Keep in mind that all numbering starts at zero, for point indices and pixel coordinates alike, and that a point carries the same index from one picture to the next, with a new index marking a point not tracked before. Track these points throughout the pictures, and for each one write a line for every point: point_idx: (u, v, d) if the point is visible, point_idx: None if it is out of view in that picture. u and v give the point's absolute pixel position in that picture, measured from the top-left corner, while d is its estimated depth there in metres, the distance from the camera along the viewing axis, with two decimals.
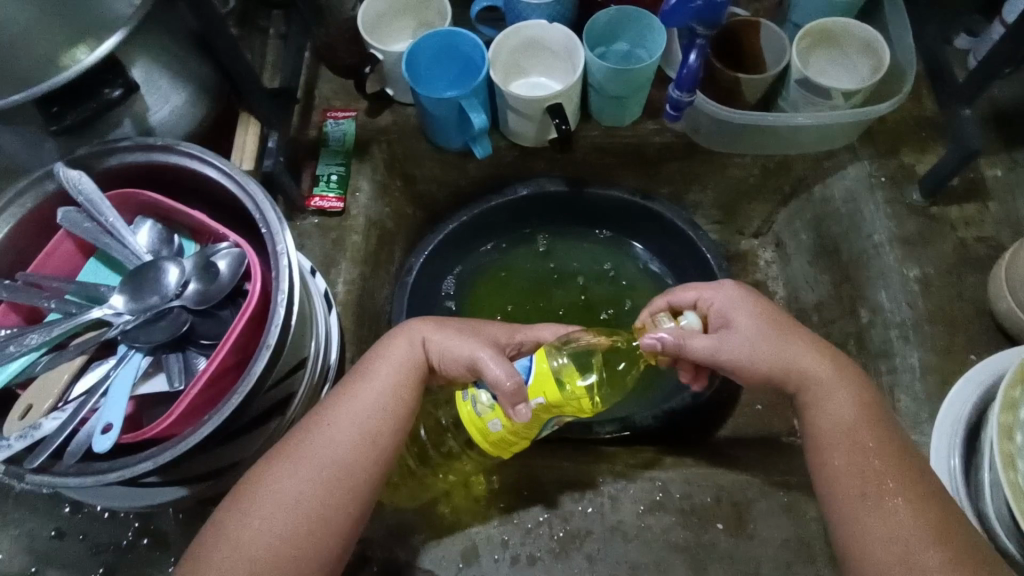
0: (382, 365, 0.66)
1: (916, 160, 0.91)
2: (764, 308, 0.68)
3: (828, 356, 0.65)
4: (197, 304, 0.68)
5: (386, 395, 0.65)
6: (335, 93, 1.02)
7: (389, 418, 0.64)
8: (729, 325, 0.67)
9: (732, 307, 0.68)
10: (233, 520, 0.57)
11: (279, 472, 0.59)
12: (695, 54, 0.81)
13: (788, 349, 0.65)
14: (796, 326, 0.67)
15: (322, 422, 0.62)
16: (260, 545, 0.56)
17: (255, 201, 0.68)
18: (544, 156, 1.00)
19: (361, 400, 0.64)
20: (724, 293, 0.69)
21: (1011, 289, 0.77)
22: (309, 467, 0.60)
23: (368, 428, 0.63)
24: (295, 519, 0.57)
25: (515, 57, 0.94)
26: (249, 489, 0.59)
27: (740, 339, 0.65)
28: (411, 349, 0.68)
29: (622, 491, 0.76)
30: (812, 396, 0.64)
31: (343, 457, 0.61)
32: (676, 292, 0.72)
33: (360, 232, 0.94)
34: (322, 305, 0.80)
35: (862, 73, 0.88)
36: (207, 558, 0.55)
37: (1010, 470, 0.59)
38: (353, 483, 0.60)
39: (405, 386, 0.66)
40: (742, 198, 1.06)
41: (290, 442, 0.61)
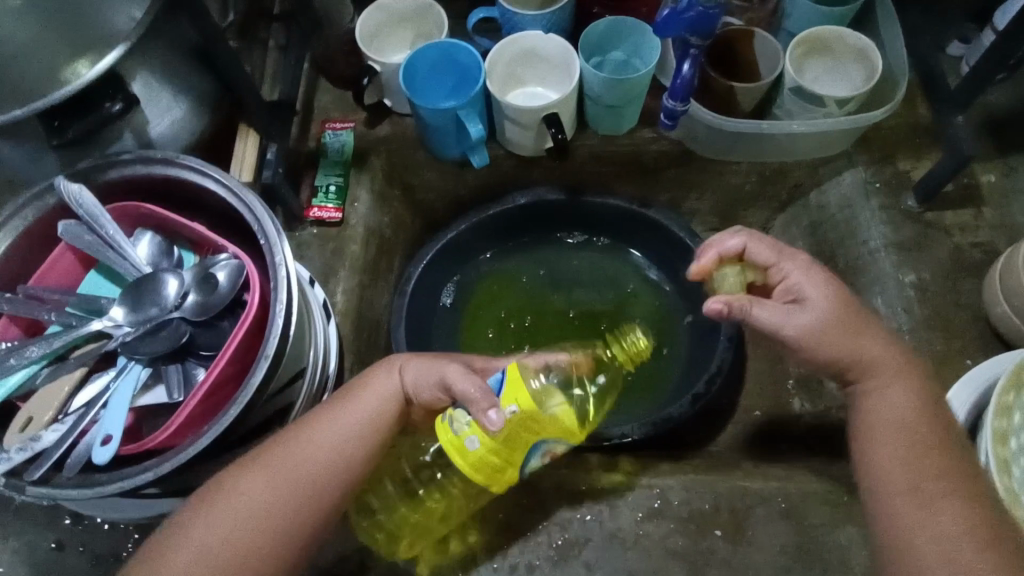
0: (348, 402, 0.65)
1: (911, 166, 0.92)
2: (845, 297, 0.65)
3: (891, 349, 0.64)
4: (197, 315, 0.68)
5: (364, 425, 0.64)
6: (334, 105, 1.03)
7: (356, 457, 0.63)
8: (800, 300, 0.65)
9: (807, 282, 0.65)
10: (168, 550, 0.56)
11: (241, 485, 0.59)
12: (689, 64, 0.81)
13: (857, 343, 0.63)
14: (865, 320, 0.64)
15: (284, 450, 0.61)
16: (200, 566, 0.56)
17: (254, 213, 0.69)
18: (541, 164, 1.01)
19: (316, 435, 0.62)
20: (800, 268, 0.66)
21: (1006, 295, 0.77)
22: (278, 481, 0.60)
23: (323, 465, 0.61)
24: (246, 537, 0.58)
25: (511, 68, 0.95)
26: (208, 498, 0.59)
27: (805, 318, 0.63)
28: (392, 380, 0.66)
29: (621, 498, 0.77)
30: (868, 389, 0.63)
31: (290, 493, 0.60)
32: (734, 234, 0.70)
33: (359, 242, 0.95)
34: (321, 315, 0.83)
35: (856, 79, 0.88)
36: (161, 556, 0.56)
37: (1005, 476, 0.57)
38: (313, 513, 0.60)
39: (382, 422, 0.65)
40: (739, 204, 1.07)
41: (244, 467, 0.60)
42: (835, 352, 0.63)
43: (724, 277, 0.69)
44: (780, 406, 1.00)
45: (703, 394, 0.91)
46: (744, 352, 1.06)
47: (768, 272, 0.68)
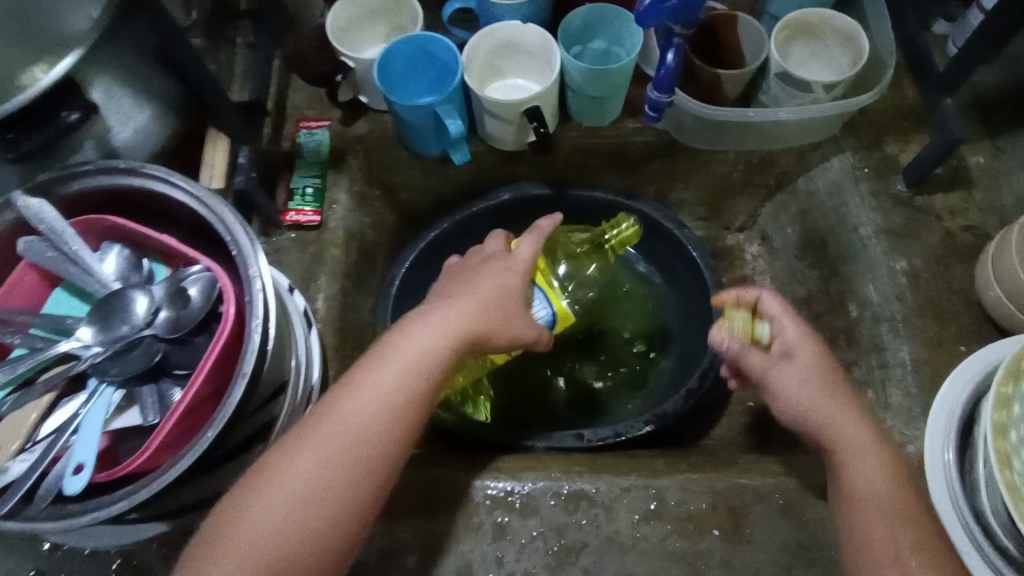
0: (396, 349, 0.62)
1: (900, 150, 0.90)
2: (828, 362, 0.66)
3: (865, 420, 0.63)
4: (170, 332, 0.66)
5: (406, 380, 0.61)
6: (308, 103, 0.99)
7: (402, 413, 0.60)
8: (788, 354, 0.67)
9: (802, 343, 0.67)
10: (249, 510, 0.55)
11: (289, 462, 0.56)
12: (673, 54, 0.78)
13: (829, 408, 0.64)
14: (845, 387, 0.65)
15: (326, 419, 0.58)
16: (262, 546, 0.53)
17: (225, 223, 0.67)
18: (524, 158, 0.98)
19: (369, 386, 0.60)
20: (795, 328, 0.68)
21: (999, 279, 0.76)
22: (325, 449, 0.57)
23: (377, 415, 0.59)
24: (304, 509, 0.55)
25: (490, 60, 0.92)
26: (256, 480, 0.56)
27: (787, 375, 0.66)
28: (432, 329, 0.63)
29: (616, 500, 0.75)
30: (844, 457, 0.62)
31: (350, 446, 0.57)
32: (772, 293, 0.70)
33: (339, 245, 0.92)
34: (302, 324, 0.80)
35: (842, 63, 0.87)
36: (220, 544, 0.53)
37: (1006, 470, 0.55)
38: (369, 475, 0.58)
39: (428, 371, 0.61)
40: (726, 193, 1.05)
41: (290, 444, 0.57)
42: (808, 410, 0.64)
43: (733, 317, 0.70)
44: None
45: (696, 389, 0.90)
46: None
47: (773, 325, 0.69)
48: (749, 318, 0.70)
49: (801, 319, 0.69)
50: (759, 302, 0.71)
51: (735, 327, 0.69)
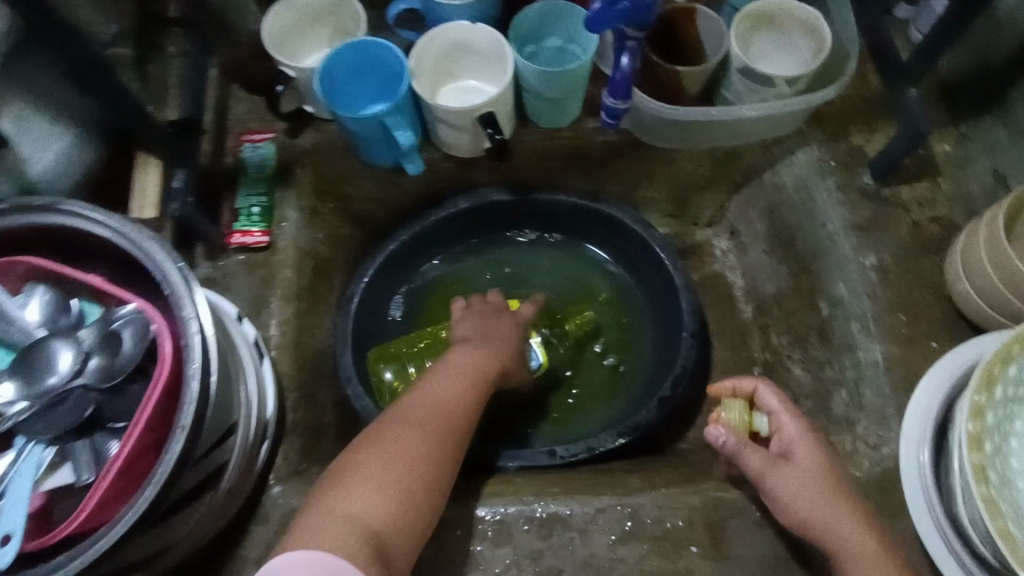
0: (449, 363, 0.75)
1: (865, 141, 0.88)
2: (831, 465, 0.65)
3: (870, 530, 0.62)
4: (102, 381, 0.61)
5: (455, 387, 0.71)
6: (250, 114, 0.93)
7: (458, 410, 0.69)
8: (787, 456, 0.66)
9: (801, 441, 0.67)
10: (342, 492, 0.59)
11: (373, 447, 0.62)
12: (627, 58, 0.74)
13: (828, 513, 0.62)
14: (849, 493, 0.64)
15: (396, 416, 0.66)
16: (365, 515, 0.57)
17: (154, 260, 0.62)
18: (482, 164, 0.94)
19: (435, 391, 0.70)
20: (793, 428, 0.67)
21: (967, 273, 0.74)
22: (406, 432, 0.64)
23: (445, 414, 0.68)
24: (399, 481, 0.60)
25: (440, 63, 0.87)
26: (346, 467, 0.61)
27: (789, 477, 0.64)
28: (468, 349, 0.78)
29: (591, 522, 0.73)
30: (848, 564, 0.61)
31: (432, 434, 0.65)
32: (767, 388, 0.71)
33: (290, 266, 0.87)
34: (251, 355, 0.76)
35: (804, 55, 0.84)
36: (323, 521, 0.56)
37: (981, 483, 0.54)
38: (445, 454, 0.64)
39: (470, 382, 0.73)
40: (692, 189, 1.02)
41: (369, 436, 0.64)
42: (807, 515, 0.63)
43: (730, 409, 0.70)
44: None
45: (669, 396, 0.88)
46: (708, 342, 1.03)
47: (770, 420, 0.69)
48: (747, 410, 0.71)
49: (800, 414, 0.69)
50: (755, 394, 0.71)
51: (730, 420, 0.69)
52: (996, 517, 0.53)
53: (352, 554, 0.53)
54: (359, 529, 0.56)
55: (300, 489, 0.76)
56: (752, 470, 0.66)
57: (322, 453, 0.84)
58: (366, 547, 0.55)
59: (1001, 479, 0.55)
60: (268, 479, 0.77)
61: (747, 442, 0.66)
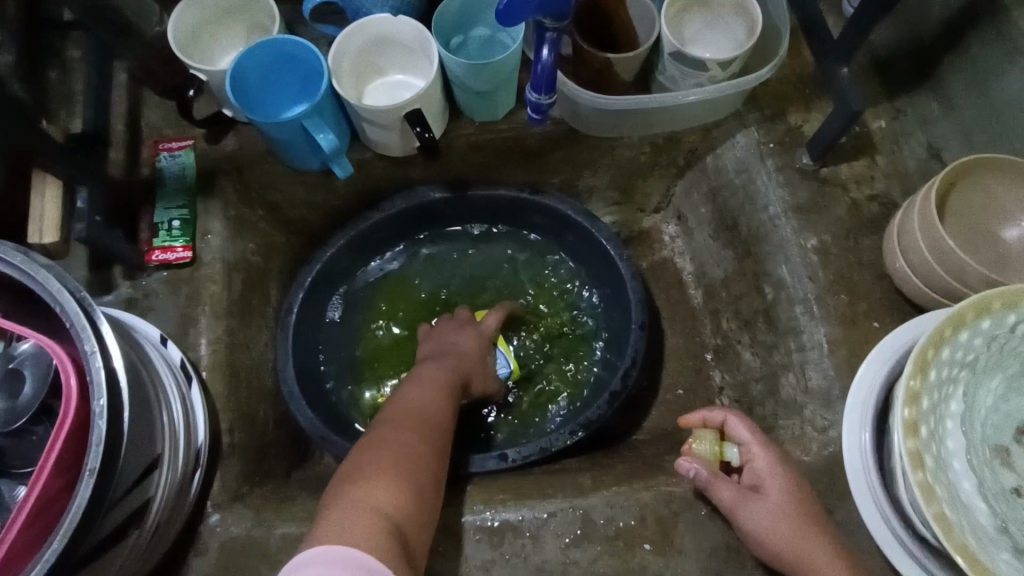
0: (420, 375, 0.77)
1: (802, 120, 0.87)
2: (802, 493, 0.65)
3: (842, 559, 0.62)
4: (2, 426, 0.57)
5: (433, 394, 0.73)
6: (165, 121, 0.88)
7: (441, 413, 0.71)
8: (758, 488, 0.66)
9: (772, 473, 0.67)
10: (356, 489, 0.58)
11: (375, 448, 0.63)
12: (548, 50, 0.71)
13: (804, 547, 0.62)
14: (820, 521, 0.64)
15: (386, 422, 0.67)
16: (382, 508, 0.57)
17: (50, 292, 0.57)
18: (417, 162, 0.90)
19: (417, 399, 0.72)
20: (765, 461, 0.67)
21: (904, 251, 0.74)
22: (402, 432, 0.65)
23: (432, 418, 0.69)
24: (408, 474, 0.61)
25: (363, 59, 0.83)
26: (352, 470, 0.61)
27: (760, 507, 0.64)
28: (437, 362, 0.81)
29: (543, 528, 0.71)
30: None
31: (425, 434, 0.66)
32: (737, 420, 0.71)
33: (218, 281, 0.82)
34: (178, 379, 0.72)
35: (738, 34, 0.82)
36: (344, 517, 0.55)
37: (918, 470, 0.53)
38: (439, 453, 0.66)
39: (443, 390, 0.75)
40: (635, 176, 1.01)
41: (366, 442, 0.64)
42: (783, 549, 0.62)
43: (700, 440, 0.70)
44: (700, 381, 0.98)
45: (619, 391, 0.86)
46: (659, 330, 1.03)
47: (741, 451, 0.70)
48: (717, 440, 0.71)
49: (771, 446, 0.69)
50: (726, 426, 0.72)
51: (701, 451, 0.70)
52: (932, 503, 0.52)
53: (379, 541, 0.52)
54: (382, 520, 0.55)
55: (240, 514, 0.73)
56: (724, 502, 0.66)
57: (266, 474, 0.81)
58: (391, 537, 0.54)
59: (937, 463, 0.55)
60: (205, 507, 0.73)
61: (718, 475, 0.67)
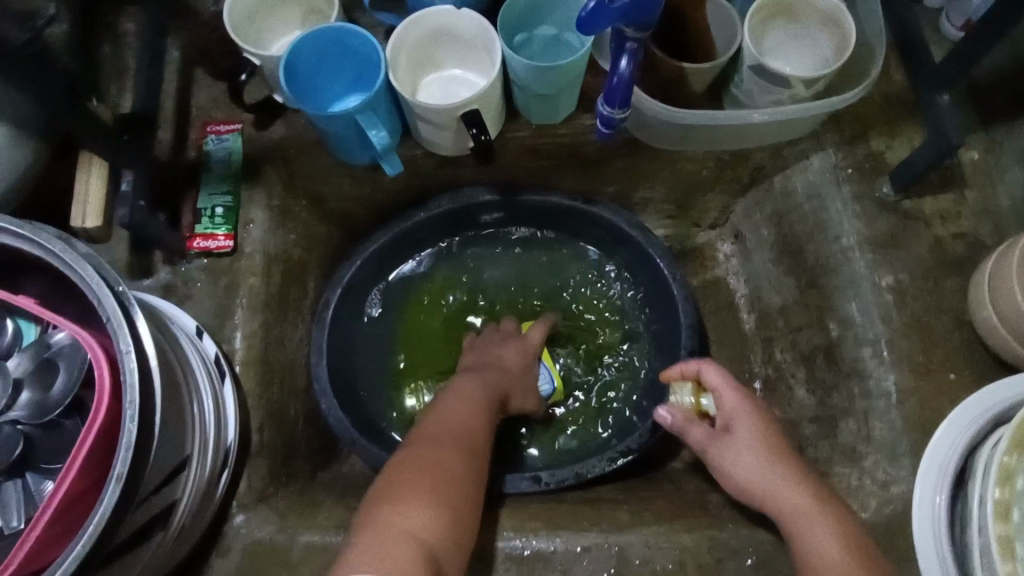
0: (459, 389, 0.75)
1: (887, 146, 0.80)
2: (770, 430, 0.68)
3: (808, 487, 0.63)
4: (35, 417, 0.55)
5: (471, 410, 0.70)
6: (214, 103, 0.86)
7: (479, 431, 0.68)
8: (728, 429, 0.69)
9: (739, 412, 0.69)
10: (392, 511, 0.56)
11: (410, 466, 0.60)
12: (626, 61, 0.66)
13: (768, 477, 0.64)
14: (789, 456, 0.66)
15: (422, 437, 0.65)
16: (417, 532, 0.55)
17: (88, 284, 0.55)
18: (468, 163, 0.87)
19: (454, 414, 0.69)
20: (731, 402, 0.70)
21: (993, 300, 0.68)
22: (438, 450, 0.63)
23: (469, 437, 0.66)
24: (445, 496, 0.58)
25: (421, 52, 0.79)
26: (386, 490, 0.59)
27: (732, 447, 0.68)
28: (478, 376, 0.78)
29: (575, 562, 0.68)
30: (794, 529, 0.61)
31: (461, 454, 0.64)
32: (708, 365, 0.73)
33: (258, 273, 0.80)
34: (212, 377, 0.70)
35: (825, 49, 0.75)
36: (380, 542, 0.53)
37: (1008, 560, 0.48)
38: (476, 476, 0.63)
39: (482, 406, 0.72)
40: (694, 190, 0.95)
41: (402, 458, 0.62)
42: (752, 484, 0.65)
43: (678, 392, 0.76)
44: None
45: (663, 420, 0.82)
46: (707, 354, 0.98)
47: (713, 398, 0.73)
48: (696, 392, 0.75)
49: (742, 389, 0.72)
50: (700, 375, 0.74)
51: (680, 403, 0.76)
52: None
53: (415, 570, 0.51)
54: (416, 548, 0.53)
55: (264, 517, 0.71)
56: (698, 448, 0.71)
57: (292, 473, 0.79)
58: (426, 565, 0.52)
59: None
60: (230, 506, 0.72)
61: (691, 420, 0.72)
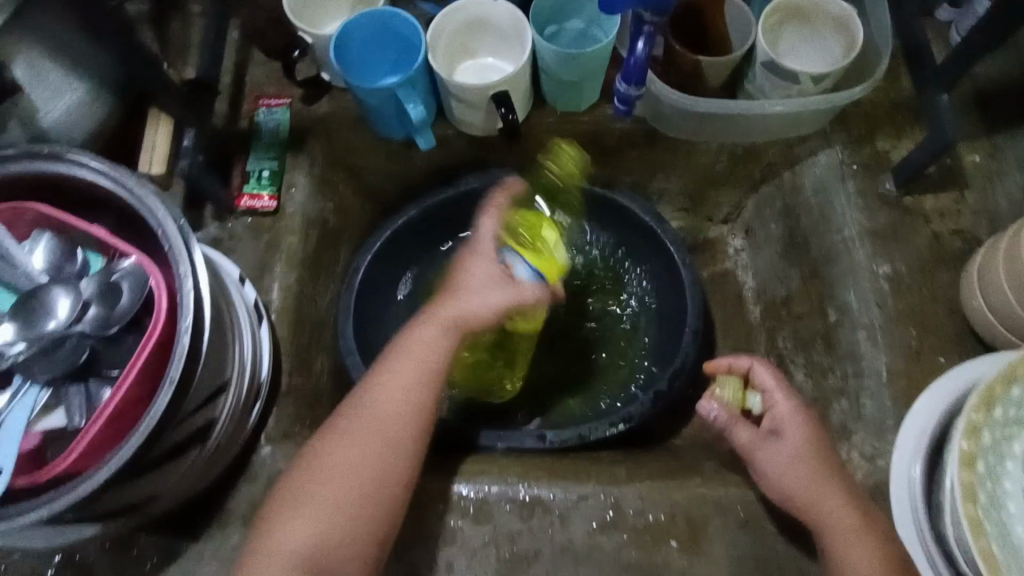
0: (410, 342, 0.68)
1: (892, 146, 0.85)
2: (818, 435, 0.66)
3: (853, 502, 0.62)
4: (100, 329, 0.63)
5: (405, 388, 0.66)
6: (267, 79, 0.94)
7: (409, 418, 0.65)
8: (776, 434, 0.67)
9: (792, 419, 0.67)
10: (287, 519, 0.60)
11: (316, 471, 0.62)
12: (643, 43, 0.73)
13: (814, 490, 0.63)
14: (834, 466, 0.64)
15: (341, 431, 0.64)
16: (299, 546, 0.58)
17: (155, 216, 0.62)
18: (495, 144, 0.93)
19: (384, 398, 0.65)
20: (785, 408, 0.67)
21: (983, 290, 0.72)
22: (346, 453, 0.62)
23: (394, 437, 0.64)
24: (337, 508, 0.60)
25: (459, 39, 0.86)
26: (291, 491, 0.61)
27: (778, 453, 0.65)
28: (434, 318, 0.69)
29: (573, 508, 0.73)
30: (833, 545, 0.61)
31: (372, 456, 0.62)
32: (761, 366, 0.70)
33: (297, 233, 0.87)
34: (251, 318, 0.77)
35: (834, 51, 0.81)
36: (262, 552, 0.58)
37: (969, 502, 0.53)
38: (388, 476, 0.62)
39: (422, 377, 0.66)
40: (708, 185, 1.00)
41: (313, 456, 0.63)
42: (794, 493, 0.63)
43: (723, 386, 0.71)
44: None
45: (663, 391, 0.87)
46: (713, 341, 1.02)
47: (763, 398, 0.69)
48: (741, 388, 0.71)
49: (792, 392, 0.69)
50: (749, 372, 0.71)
51: (724, 396, 0.70)
52: (981, 540, 0.52)
53: None
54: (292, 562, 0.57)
55: (290, 452, 0.77)
56: (742, 448, 0.67)
57: (315, 419, 0.86)
58: None
59: (991, 500, 0.54)
60: (259, 439, 0.78)
61: (737, 418, 0.68)
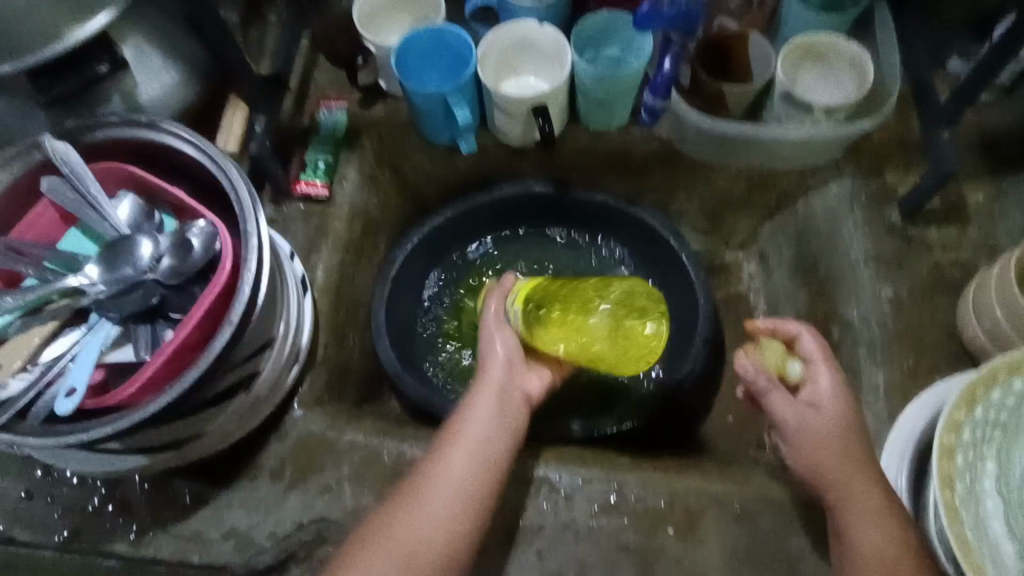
0: (466, 423, 0.70)
1: (898, 180, 0.91)
2: (857, 413, 0.67)
3: (878, 484, 0.63)
4: (171, 278, 0.70)
5: (466, 473, 0.67)
6: (330, 83, 1.04)
7: (469, 502, 0.66)
8: (814, 406, 0.68)
9: (833, 397, 0.67)
10: None
11: (373, 550, 0.62)
12: (669, 61, 0.89)
13: (846, 471, 0.64)
14: (864, 448, 0.65)
15: (403, 509, 0.65)
16: None
17: (231, 180, 0.71)
18: (531, 155, 1.02)
19: (445, 478, 0.66)
20: (828, 383, 0.68)
21: (977, 313, 0.77)
22: (405, 533, 0.63)
23: (454, 515, 0.65)
24: None
25: (506, 57, 0.95)
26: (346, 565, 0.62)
27: (815, 425, 0.67)
28: (493, 402, 0.71)
29: (578, 490, 0.77)
30: (849, 522, 0.63)
31: (430, 540, 0.63)
32: (808, 334, 0.71)
33: (343, 221, 0.96)
34: (298, 289, 0.85)
35: (848, 87, 0.87)
36: None
37: (946, 489, 0.57)
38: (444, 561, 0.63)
39: (483, 461, 0.68)
40: (726, 209, 1.07)
41: (371, 532, 0.64)
42: (819, 468, 0.65)
43: (767, 349, 0.72)
44: None
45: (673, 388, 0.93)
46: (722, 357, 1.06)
47: (806, 367, 0.70)
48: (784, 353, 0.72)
49: (839, 368, 0.69)
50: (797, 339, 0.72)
51: (766, 355, 0.72)
52: (955, 527, 0.55)
53: None
54: None
55: (319, 416, 0.84)
56: (779, 416, 0.69)
57: (343, 393, 0.92)
58: None
59: (968, 490, 0.58)
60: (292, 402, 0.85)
61: (775, 386, 0.70)
